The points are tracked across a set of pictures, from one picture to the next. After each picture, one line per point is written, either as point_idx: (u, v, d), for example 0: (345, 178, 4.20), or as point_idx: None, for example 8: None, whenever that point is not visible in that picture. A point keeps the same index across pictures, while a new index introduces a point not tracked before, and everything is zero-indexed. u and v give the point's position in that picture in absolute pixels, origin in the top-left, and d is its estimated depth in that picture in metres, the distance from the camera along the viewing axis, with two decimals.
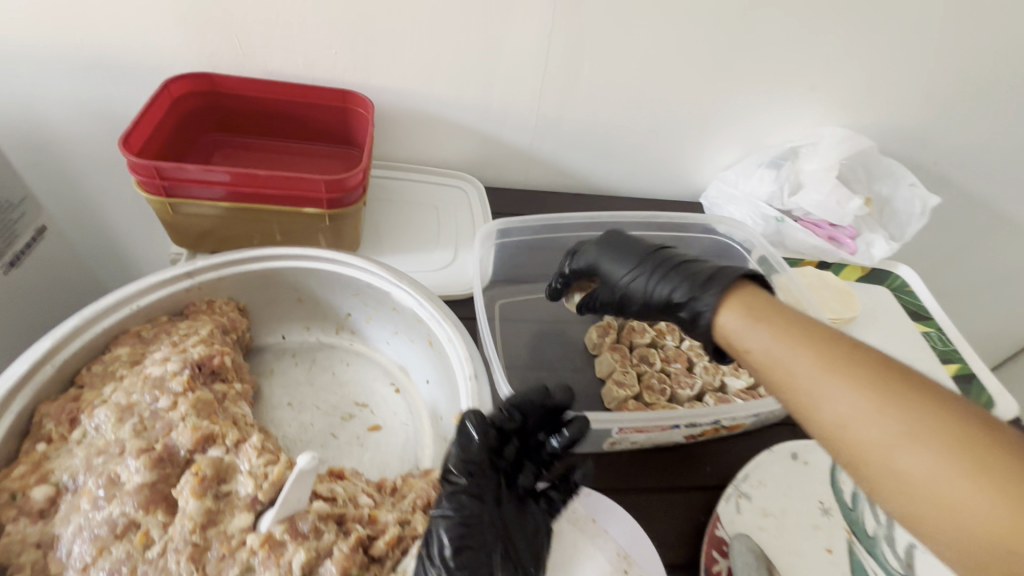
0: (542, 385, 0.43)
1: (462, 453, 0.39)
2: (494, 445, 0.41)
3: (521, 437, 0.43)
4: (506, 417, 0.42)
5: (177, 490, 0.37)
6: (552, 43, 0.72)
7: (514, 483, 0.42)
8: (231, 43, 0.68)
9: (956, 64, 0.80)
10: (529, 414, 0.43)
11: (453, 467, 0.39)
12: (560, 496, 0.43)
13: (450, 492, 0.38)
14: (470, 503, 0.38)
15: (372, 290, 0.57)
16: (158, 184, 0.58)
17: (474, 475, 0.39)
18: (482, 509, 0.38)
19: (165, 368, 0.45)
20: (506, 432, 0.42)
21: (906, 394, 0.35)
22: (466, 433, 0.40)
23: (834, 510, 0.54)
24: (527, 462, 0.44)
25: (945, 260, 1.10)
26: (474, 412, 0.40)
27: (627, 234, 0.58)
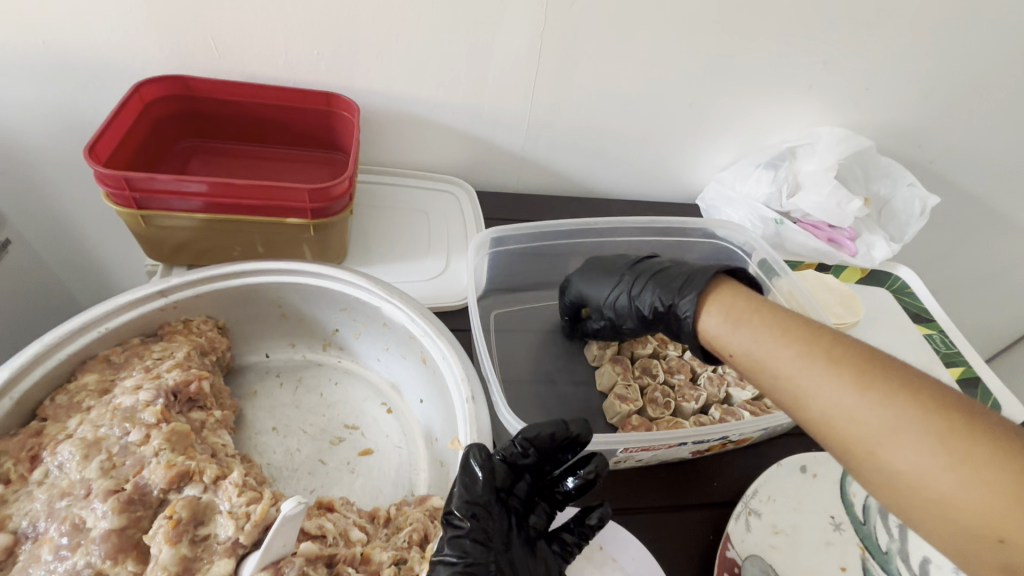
0: (560, 420, 0.40)
1: (467, 494, 0.36)
2: (501, 480, 0.38)
3: (533, 474, 0.41)
4: (518, 453, 0.39)
5: (149, 536, 0.34)
6: (544, 42, 0.70)
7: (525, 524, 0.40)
8: (206, 44, 0.64)
9: (953, 61, 0.79)
10: (545, 451, 0.40)
11: (457, 509, 0.35)
12: (575, 540, 0.40)
13: (453, 538, 0.34)
14: (476, 551, 0.34)
15: (360, 305, 0.53)
16: (129, 196, 0.54)
17: (480, 518, 0.35)
18: (490, 556, 0.35)
19: (136, 398, 0.41)
20: (518, 469, 0.39)
21: (892, 387, 0.36)
22: (471, 471, 0.37)
23: (846, 525, 0.52)
24: (538, 501, 0.41)
25: (940, 257, 1.10)
26: (479, 447, 0.37)
27: (602, 258, 0.61)
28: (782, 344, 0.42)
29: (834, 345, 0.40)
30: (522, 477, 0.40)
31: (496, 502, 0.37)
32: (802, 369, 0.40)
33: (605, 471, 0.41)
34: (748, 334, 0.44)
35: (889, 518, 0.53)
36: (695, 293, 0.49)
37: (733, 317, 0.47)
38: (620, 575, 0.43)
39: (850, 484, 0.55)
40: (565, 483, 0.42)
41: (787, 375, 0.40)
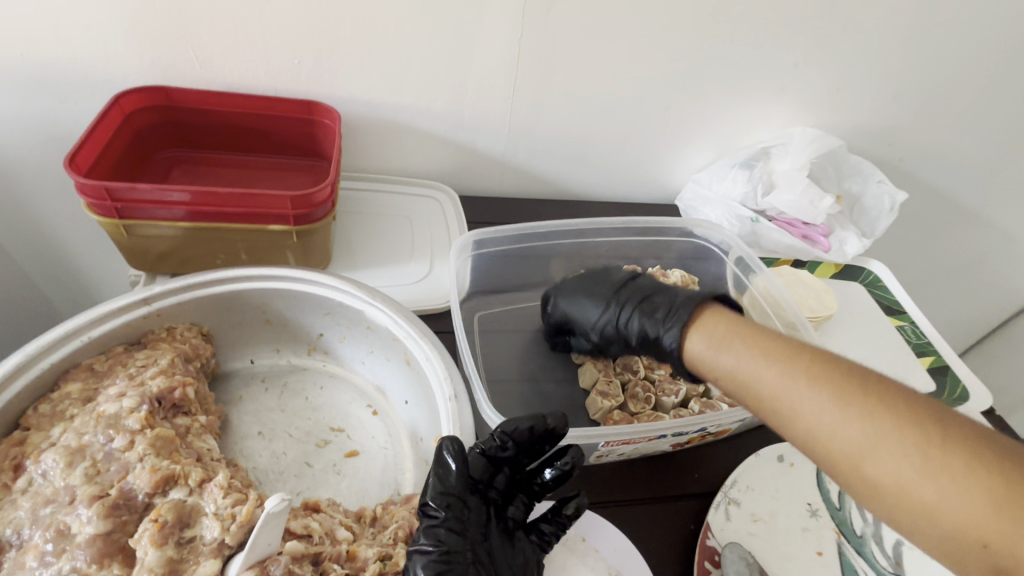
0: (538, 413, 0.41)
1: (442, 485, 0.37)
2: (477, 473, 0.40)
3: (511, 467, 0.42)
4: (496, 445, 0.40)
5: (135, 540, 0.34)
6: (522, 50, 0.71)
7: (503, 516, 0.41)
8: (186, 54, 0.65)
9: (916, 63, 0.82)
10: (522, 445, 0.41)
11: (433, 499, 0.37)
12: (552, 529, 0.42)
13: (428, 528, 0.36)
14: (451, 539, 0.36)
15: (343, 309, 0.54)
16: (109, 207, 0.55)
17: (454, 508, 0.37)
18: (464, 543, 0.36)
19: (120, 405, 0.41)
20: (495, 462, 0.41)
21: (870, 401, 0.37)
22: (444, 463, 0.38)
23: (822, 511, 0.54)
24: (517, 494, 0.43)
25: (912, 252, 1.13)
26: (452, 440, 0.39)
27: (588, 277, 0.62)
28: (765, 364, 0.42)
29: (813, 361, 0.41)
30: (501, 470, 0.41)
31: (472, 494, 0.39)
32: (785, 386, 0.41)
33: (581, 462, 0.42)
34: (732, 354, 0.45)
35: (863, 504, 0.55)
36: (678, 324, 0.51)
37: (719, 338, 0.48)
38: (602, 565, 0.44)
39: (826, 472, 0.57)
40: (543, 474, 0.43)
41: (772, 392, 0.41)
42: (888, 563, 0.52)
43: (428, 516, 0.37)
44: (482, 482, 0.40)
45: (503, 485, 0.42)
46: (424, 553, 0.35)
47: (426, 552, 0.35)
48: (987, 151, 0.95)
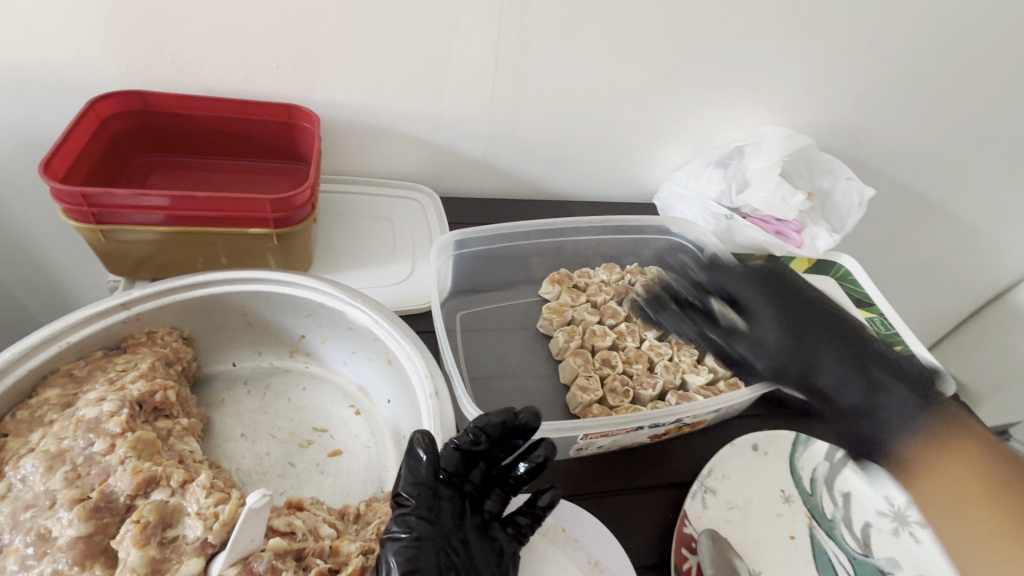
0: (510, 407, 0.42)
1: (414, 476, 0.39)
2: (451, 468, 0.40)
3: (487, 461, 0.43)
4: (471, 440, 0.41)
5: (117, 541, 0.35)
6: (500, 53, 0.73)
7: (479, 508, 0.42)
8: (163, 58, 0.65)
9: (880, 64, 0.85)
10: (496, 439, 0.42)
11: (405, 489, 0.39)
12: (528, 521, 0.43)
13: (400, 517, 0.37)
14: (421, 527, 0.37)
15: (325, 310, 0.55)
16: (87, 212, 0.54)
17: (425, 497, 0.38)
18: (435, 531, 0.37)
19: (100, 409, 0.42)
20: (470, 456, 0.41)
21: None
22: (416, 455, 0.40)
23: (795, 497, 0.56)
24: (494, 488, 0.44)
25: (884, 246, 1.17)
26: (424, 434, 0.40)
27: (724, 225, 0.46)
28: None
29: None
30: (476, 464, 0.42)
31: (444, 485, 0.40)
32: None
33: (554, 455, 0.44)
34: None
35: (834, 488, 0.57)
36: None
37: None
38: (582, 554, 0.45)
39: (798, 459, 0.58)
40: (518, 468, 0.44)
41: None
42: (857, 544, 0.54)
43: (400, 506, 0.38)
44: (456, 476, 0.41)
45: (478, 479, 0.42)
46: (394, 540, 0.36)
47: (396, 538, 0.36)
48: (951, 147, 0.99)
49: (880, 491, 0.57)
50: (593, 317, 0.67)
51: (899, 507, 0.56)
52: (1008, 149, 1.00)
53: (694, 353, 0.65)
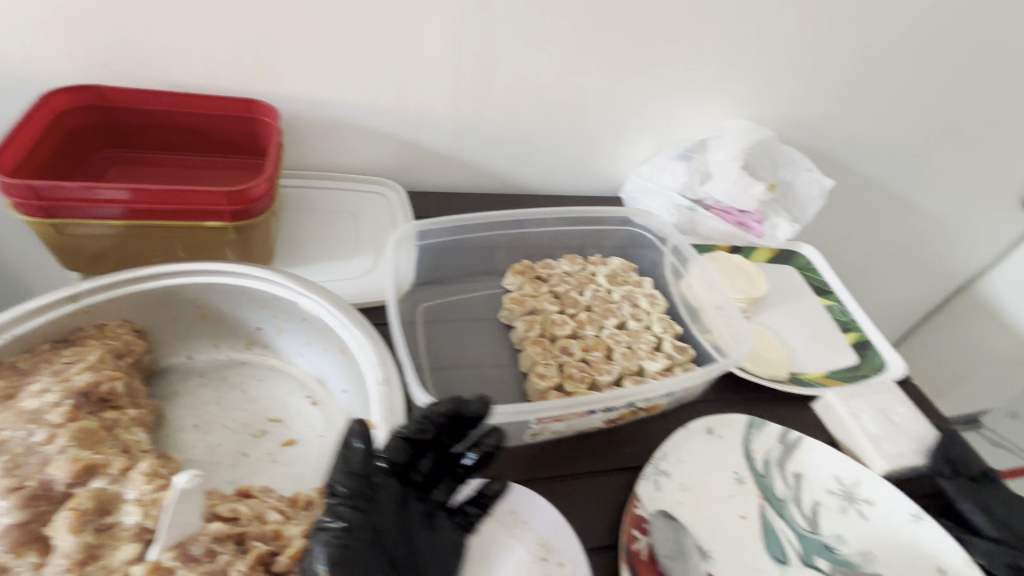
0: (458, 396, 0.43)
1: (348, 465, 0.37)
2: (396, 456, 0.41)
3: (436, 450, 0.43)
4: (417, 430, 0.41)
5: (52, 528, 0.35)
6: (462, 47, 0.73)
7: (426, 496, 0.43)
8: (119, 51, 0.64)
9: (839, 58, 0.87)
10: (442, 427, 0.42)
11: (337, 479, 0.37)
12: (475, 510, 0.45)
13: (331, 507, 0.36)
14: (353, 518, 0.36)
15: (280, 302, 0.55)
16: (36, 205, 0.54)
17: (360, 487, 0.37)
18: (369, 519, 0.36)
19: (42, 400, 0.41)
20: (417, 445, 0.42)
21: None
22: (351, 445, 0.38)
23: (747, 478, 0.57)
24: (442, 477, 0.44)
25: (850, 238, 1.19)
26: (362, 424, 0.39)
27: None
28: None
29: None
30: (424, 454, 0.43)
31: (383, 472, 0.40)
32: None
33: (502, 445, 0.45)
34: None
35: (786, 469, 0.58)
36: None
37: None
38: (532, 535, 0.45)
39: (751, 441, 0.60)
40: (466, 457, 0.45)
41: None
42: (805, 522, 0.55)
43: (331, 494, 0.36)
44: (401, 463, 0.41)
45: (424, 468, 0.43)
46: (322, 530, 0.35)
47: (325, 528, 0.35)
48: (911, 139, 1.01)
49: (830, 471, 0.58)
50: (553, 307, 0.68)
51: (849, 486, 0.57)
52: (966, 142, 1.03)
53: (652, 341, 0.66)
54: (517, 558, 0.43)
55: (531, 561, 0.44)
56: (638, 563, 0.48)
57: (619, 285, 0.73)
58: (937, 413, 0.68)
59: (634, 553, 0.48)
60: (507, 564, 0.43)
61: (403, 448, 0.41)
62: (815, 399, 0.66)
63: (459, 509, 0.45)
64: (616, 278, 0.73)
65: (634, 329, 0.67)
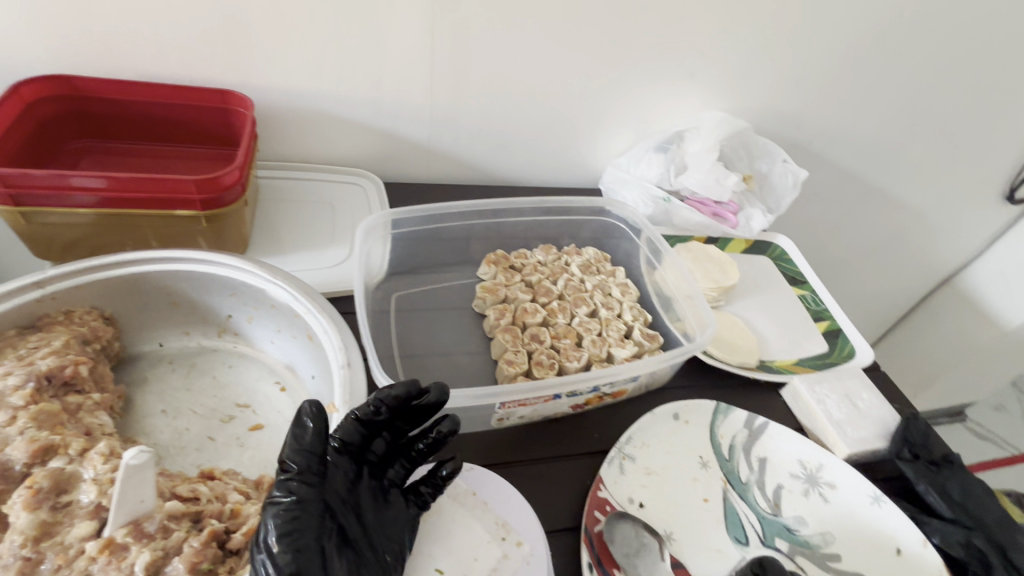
0: (414, 379, 0.42)
1: (300, 442, 0.38)
2: (348, 437, 0.41)
3: (391, 432, 0.44)
4: (372, 412, 0.41)
5: (8, 507, 0.35)
6: (436, 38, 0.74)
7: (379, 475, 0.44)
8: (91, 40, 0.64)
9: (815, 50, 0.87)
10: (397, 410, 0.42)
11: (290, 456, 0.37)
12: (429, 492, 0.45)
13: (282, 482, 0.37)
14: (304, 493, 0.36)
15: (248, 289, 0.56)
16: (4, 193, 0.54)
17: (311, 463, 0.38)
18: (319, 495, 0.37)
19: (4, 383, 0.42)
20: (371, 427, 0.42)
21: None
22: (303, 424, 0.38)
23: (712, 463, 0.58)
24: (397, 458, 0.45)
25: (830, 230, 1.20)
26: (315, 404, 0.39)
27: None
28: None
29: None
30: (378, 435, 0.43)
31: (337, 451, 0.41)
32: None
33: (456, 432, 0.44)
34: None
35: (750, 454, 0.59)
36: None
37: None
38: (492, 516, 0.46)
39: (717, 426, 0.60)
40: (421, 441, 0.45)
41: None
42: (768, 505, 0.56)
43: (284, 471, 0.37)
44: (353, 443, 0.41)
45: (378, 448, 0.43)
46: (273, 504, 0.36)
47: (276, 502, 0.36)
48: (888, 132, 1.02)
49: (794, 455, 0.59)
50: (525, 296, 0.69)
51: (812, 470, 0.58)
52: (943, 134, 1.04)
53: (622, 329, 0.67)
54: (477, 538, 0.44)
55: (491, 540, 0.44)
56: (600, 544, 0.49)
57: (592, 275, 0.74)
58: (904, 399, 0.69)
59: (596, 534, 0.49)
60: (467, 544, 0.44)
61: (356, 429, 0.41)
62: (783, 386, 0.67)
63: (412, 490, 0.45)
64: (590, 268, 0.74)
65: (604, 317, 0.68)
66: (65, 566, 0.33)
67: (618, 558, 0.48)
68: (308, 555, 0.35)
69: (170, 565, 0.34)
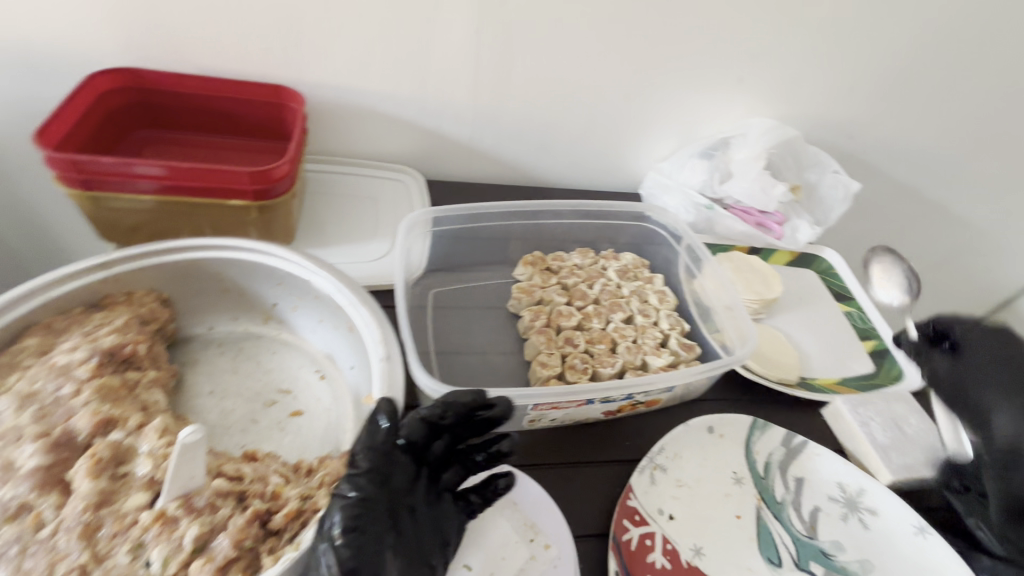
0: (481, 389, 0.42)
1: (371, 439, 0.39)
2: (414, 437, 0.41)
3: (451, 435, 0.43)
4: (438, 416, 0.41)
5: (73, 473, 0.38)
6: (482, 39, 0.74)
7: (436, 479, 0.43)
8: (158, 37, 0.68)
9: (873, 58, 0.84)
10: (462, 417, 0.42)
11: (360, 451, 0.38)
12: (479, 501, 0.45)
13: (350, 477, 0.37)
14: (367, 491, 0.37)
15: (294, 279, 0.57)
16: (76, 177, 0.57)
17: (378, 461, 0.38)
18: (380, 494, 0.38)
19: (72, 357, 0.45)
20: (436, 429, 0.42)
21: None
22: (377, 421, 0.40)
23: (746, 479, 0.57)
24: (453, 463, 0.45)
25: (881, 245, 1.15)
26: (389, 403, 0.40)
27: None
28: None
29: None
30: (440, 437, 0.43)
31: (401, 450, 0.40)
32: None
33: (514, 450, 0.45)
34: None
35: (786, 472, 0.58)
36: None
37: None
38: (521, 516, 0.46)
39: (753, 442, 0.59)
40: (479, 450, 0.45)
41: None
42: (804, 526, 0.54)
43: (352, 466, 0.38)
44: (414, 445, 0.41)
45: (438, 452, 0.43)
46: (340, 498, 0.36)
47: (342, 496, 0.36)
48: (948, 144, 0.97)
49: (833, 478, 0.57)
50: (561, 298, 0.68)
51: (852, 494, 0.56)
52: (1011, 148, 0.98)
53: (659, 337, 0.66)
54: (505, 536, 0.45)
55: (519, 541, 0.45)
56: (627, 552, 0.49)
57: (629, 280, 0.73)
58: None
59: (623, 542, 0.49)
60: (496, 542, 0.45)
61: (422, 431, 0.41)
62: (824, 405, 0.65)
63: (464, 495, 0.45)
64: (627, 273, 0.73)
65: (641, 324, 0.67)
66: (121, 532, 0.35)
67: (645, 566, 0.48)
68: (366, 553, 0.35)
69: (216, 540, 0.36)
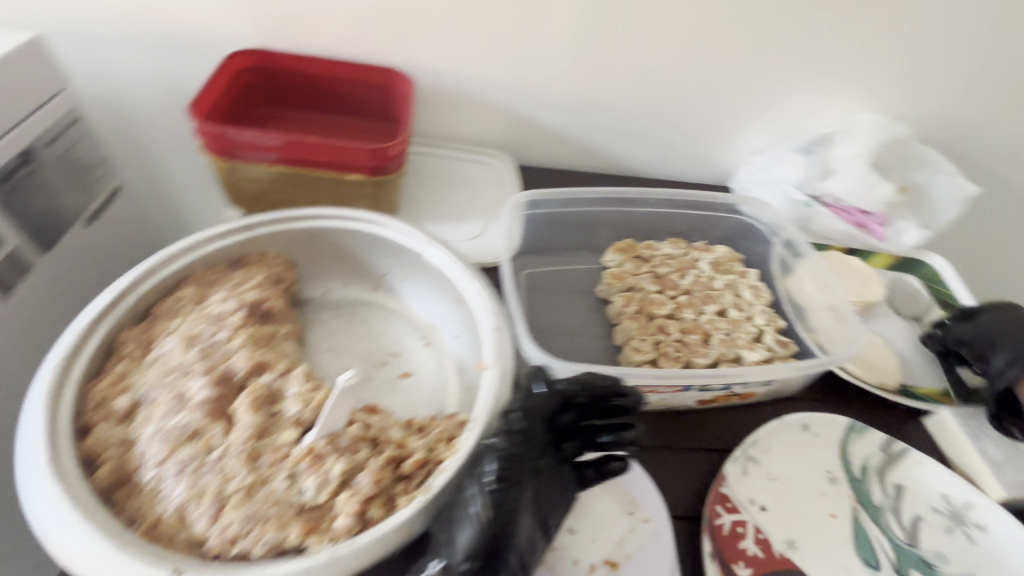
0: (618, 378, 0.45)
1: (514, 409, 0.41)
2: (555, 409, 0.42)
3: (582, 410, 0.43)
4: (580, 394, 0.43)
5: (236, 407, 0.43)
6: (585, 25, 0.75)
7: (557, 447, 0.43)
8: (287, 20, 0.73)
9: (1003, 51, 0.78)
10: (597, 398, 0.44)
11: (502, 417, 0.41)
12: (595, 477, 0.45)
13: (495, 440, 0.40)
14: (512, 457, 0.39)
15: (407, 252, 0.61)
16: (222, 147, 0.64)
17: (530, 424, 0.40)
18: (525, 453, 0.39)
19: (224, 307, 0.51)
20: (573, 406, 0.43)
21: None
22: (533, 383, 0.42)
23: (842, 479, 0.56)
24: (575, 436, 0.44)
25: (990, 257, 1.06)
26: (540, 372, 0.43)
27: None
28: None
29: None
30: (570, 411, 0.43)
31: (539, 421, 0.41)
32: None
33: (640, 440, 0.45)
34: None
35: (884, 478, 0.56)
36: None
37: None
38: (619, 490, 0.48)
39: (850, 444, 0.58)
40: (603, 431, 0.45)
41: None
42: (903, 533, 0.53)
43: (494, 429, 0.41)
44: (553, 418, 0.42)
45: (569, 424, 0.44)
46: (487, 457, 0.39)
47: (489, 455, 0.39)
48: None
49: (936, 488, 0.56)
50: (653, 287, 0.69)
51: (957, 506, 0.55)
52: None
53: (752, 332, 0.66)
54: (605, 505, 0.47)
55: (618, 512, 0.47)
56: (720, 536, 0.49)
57: (722, 274, 0.73)
58: None
59: (716, 527, 0.50)
60: (596, 509, 0.47)
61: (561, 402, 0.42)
62: (926, 415, 0.62)
63: (581, 467, 0.45)
64: (720, 267, 0.73)
65: (734, 318, 0.67)
66: (278, 461, 0.40)
67: (738, 552, 0.49)
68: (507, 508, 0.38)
69: (358, 478, 0.40)
